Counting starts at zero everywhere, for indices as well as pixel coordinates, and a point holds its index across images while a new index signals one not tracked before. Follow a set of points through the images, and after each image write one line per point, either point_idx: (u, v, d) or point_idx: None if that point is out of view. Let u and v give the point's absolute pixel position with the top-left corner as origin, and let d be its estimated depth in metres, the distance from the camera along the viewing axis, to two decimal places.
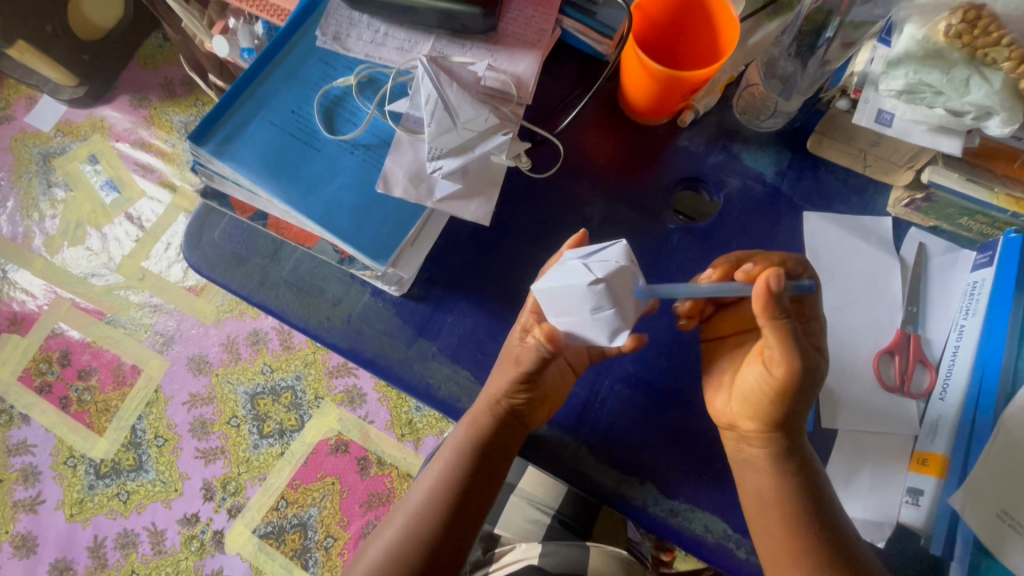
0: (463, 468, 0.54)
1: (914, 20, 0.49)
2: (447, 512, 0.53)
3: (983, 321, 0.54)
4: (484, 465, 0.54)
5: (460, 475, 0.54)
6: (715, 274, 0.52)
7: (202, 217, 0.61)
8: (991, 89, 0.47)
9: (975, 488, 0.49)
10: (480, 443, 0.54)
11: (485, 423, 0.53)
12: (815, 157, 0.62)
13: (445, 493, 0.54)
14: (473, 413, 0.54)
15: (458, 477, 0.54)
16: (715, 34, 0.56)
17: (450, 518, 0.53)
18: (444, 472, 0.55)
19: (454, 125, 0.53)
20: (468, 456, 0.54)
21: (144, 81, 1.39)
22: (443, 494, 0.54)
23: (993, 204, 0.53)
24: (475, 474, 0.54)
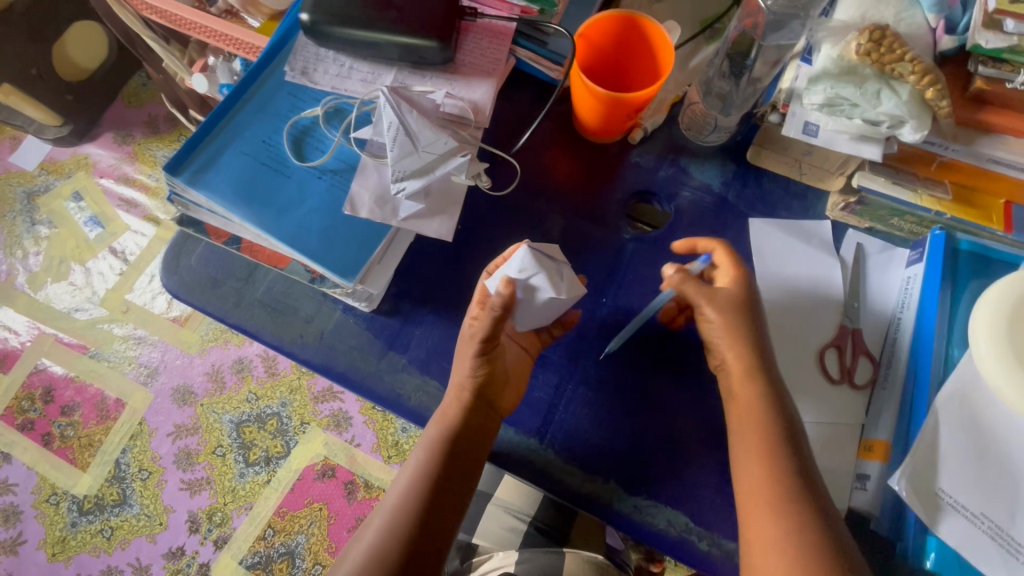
0: (430, 473, 0.55)
1: (828, 40, 0.54)
2: (417, 517, 0.54)
3: (916, 313, 0.57)
4: (453, 468, 0.55)
5: (429, 480, 0.55)
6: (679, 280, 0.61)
7: (179, 244, 0.64)
8: (899, 100, 0.51)
9: (916, 470, 0.50)
10: (447, 446, 0.55)
11: (454, 415, 0.55)
12: (758, 168, 0.67)
13: (414, 499, 0.55)
14: (444, 407, 0.56)
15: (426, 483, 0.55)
16: (655, 58, 0.61)
17: (420, 522, 0.54)
18: (412, 479, 0.56)
19: (416, 148, 0.57)
20: (435, 460, 0.55)
21: (128, 118, 1.43)
22: (412, 500, 0.55)
23: (918, 204, 0.57)
24: (443, 478, 0.55)
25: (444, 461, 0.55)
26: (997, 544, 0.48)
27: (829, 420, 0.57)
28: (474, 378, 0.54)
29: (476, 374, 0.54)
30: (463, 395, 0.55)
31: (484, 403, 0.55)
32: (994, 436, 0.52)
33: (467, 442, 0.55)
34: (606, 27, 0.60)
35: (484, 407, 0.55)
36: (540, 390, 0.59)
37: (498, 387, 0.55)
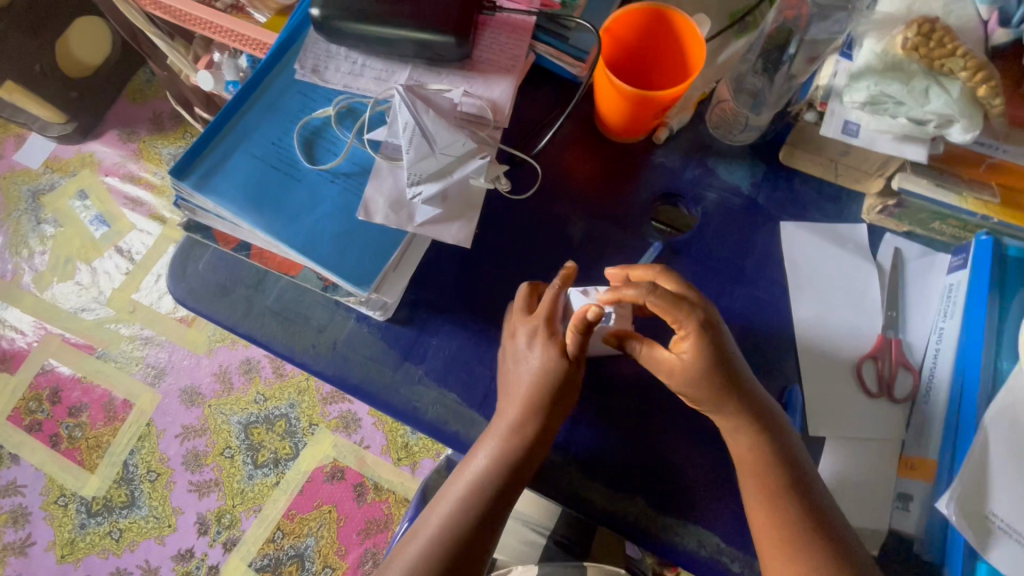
0: (480, 499, 0.52)
1: (872, 34, 0.50)
2: (462, 545, 0.51)
3: (961, 323, 0.54)
4: (503, 497, 0.52)
5: (475, 506, 0.52)
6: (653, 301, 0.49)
7: (186, 250, 0.61)
8: (949, 97, 0.48)
9: (963, 493, 0.48)
10: (503, 473, 0.51)
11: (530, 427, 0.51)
12: (789, 168, 0.64)
13: (460, 526, 0.51)
14: (515, 417, 0.52)
15: (474, 510, 0.52)
16: (683, 53, 0.58)
17: (463, 550, 0.51)
18: (458, 504, 0.52)
19: (433, 151, 0.54)
20: (487, 487, 0.52)
21: (133, 115, 1.40)
22: (457, 527, 0.51)
23: (964, 207, 0.54)
24: (492, 506, 0.52)
25: (497, 487, 0.52)
26: None
27: (867, 437, 0.54)
28: (541, 403, 0.51)
29: (545, 397, 0.51)
30: (527, 422, 0.51)
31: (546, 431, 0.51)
32: None
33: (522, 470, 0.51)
34: (632, 21, 0.57)
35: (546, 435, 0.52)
36: None
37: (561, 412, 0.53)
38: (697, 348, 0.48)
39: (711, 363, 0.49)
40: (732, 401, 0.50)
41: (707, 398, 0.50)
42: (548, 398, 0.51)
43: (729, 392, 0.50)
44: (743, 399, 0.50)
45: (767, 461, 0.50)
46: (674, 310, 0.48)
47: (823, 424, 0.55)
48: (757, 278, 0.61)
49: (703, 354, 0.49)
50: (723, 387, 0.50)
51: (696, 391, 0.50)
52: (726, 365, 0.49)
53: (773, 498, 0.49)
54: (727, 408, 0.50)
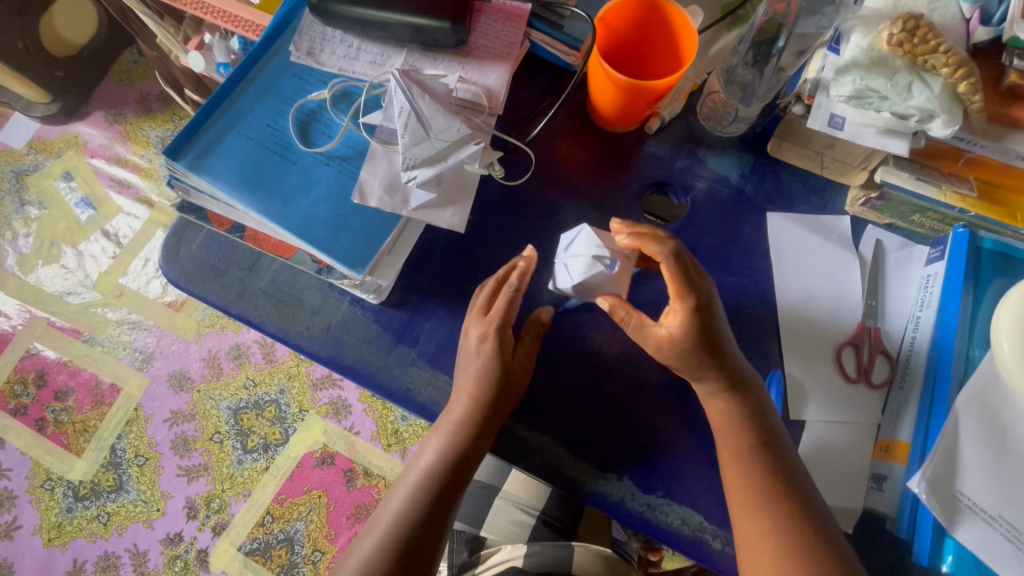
0: (432, 489, 0.54)
1: (859, 29, 0.52)
2: (412, 538, 0.52)
3: (936, 311, 0.56)
4: (453, 486, 0.54)
5: (426, 498, 0.53)
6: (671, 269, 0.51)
7: (178, 231, 0.61)
8: (931, 93, 0.50)
9: (936, 474, 0.49)
10: (451, 463, 0.54)
11: (480, 403, 0.53)
12: (777, 160, 0.65)
13: (411, 518, 0.53)
14: (466, 395, 0.53)
15: (424, 502, 0.53)
16: (676, 45, 0.59)
17: (414, 543, 0.52)
18: (409, 498, 0.54)
19: (427, 136, 0.55)
20: (439, 476, 0.54)
21: (119, 97, 1.38)
22: (408, 519, 0.53)
23: (942, 200, 0.56)
24: (441, 496, 0.54)
25: (445, 478, 0.54)
26: (1014, 546, 0.47)
27: (844, 420, 0.57)
28: (485, 395, 0.53)
29: (487, 391, 0.53)
30: (478, 398, 0.53)
31: (489, 423, 0.53)
32: (1010, 436, 0.51)
33: (469, 459, 0.54)
34: (627, 11, 0.57)
35: (491, 426, 0.53)
36: (552, 386, 0.57)
37: (510, 399, 0.54)
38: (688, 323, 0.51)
39: (699, 340, 0.51)
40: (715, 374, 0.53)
41: (690, 370, 0.53)
42: (491, 388, 0.53)
43: (710, 365, 0.52)
44: (724, 371, 0.52)
45: (744, 432, 0.52)
46: (681, 282, 0.51)
47: (803, 408, 0.57)
48: (743, 267, 0.62)
49: (693, 332, 0.51)
50: (705, 361, 0.52)
51: (681, 362, 0.53)
52: (715, 343, 0.52)
53: (754, 476, 0.51)
54: (705, 377, 0.53)
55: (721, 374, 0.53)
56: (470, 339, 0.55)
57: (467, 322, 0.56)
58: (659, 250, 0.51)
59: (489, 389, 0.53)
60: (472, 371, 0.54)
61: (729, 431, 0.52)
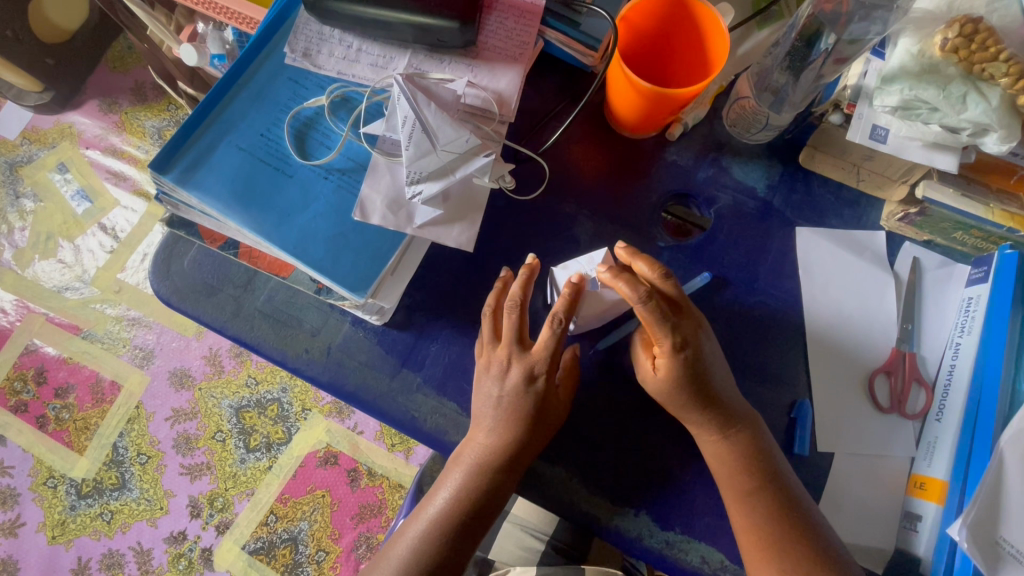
0: (447, 527, 0.50)
1: (909, 32, 0.47)
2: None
3: (979, 339, 0.52)
4: (469, 531, 0.51)
5: (440, 542, 0.50)
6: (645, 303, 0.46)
7: (169, 246, 0.58)
8: (988, 105, 0.45)
9: (975, 519, 0.45)
10: (468, 507, 0.51)
11: (506, 441, 0.50)
12: (807, 171, 0.61)
13: (421, 561, 0.50)
14: (491, 432, 0.50)
15: (436, 544, 0.50)
16: (704, 46, 0.54)
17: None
18: (423, 535, 0.51)
19: (434, 148, 0.50)
20: (456, 514, 0.51)
21: (114, 84, 1.33)
22: (419, 556, 0.50)
23: (989, 219, 0.52)
24: (461, 535, 0.51)
25: (461, 523, 0.51)
26: None
27: (876, 454, 0.54)
28: (513, 440, 0.50)
29: (515, 435, 0.50)
30: (504, 434, 0.50)
31: (512, 466, 0.50)
32: None
33: (487, 504, 0.51)
34: (650, 8, 0.52)
35: (513, 470, 0.50)
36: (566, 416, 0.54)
37: (541, 439, 0.51)
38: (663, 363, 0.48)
39: (682, 382, 0.48)
40: (690, 413, 0.50)
41: (671, 408, 0.50)
42: (514, 421, 0.50)
43: (694, 406, 0.49)
44: (712, 412, 0.49)
45: (764, 465, 0.49)
46: (657, 322, 0.47)
47: (832, 440, 0.54)
48: (771, 285, 0.58)
49: (678, 374, 0.48)
50: (683, 401, 0.49)
51: (667, 402, 0.50)
52: (699, 386, 0.49)
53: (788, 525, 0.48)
54: (686, 415, 0.50)
55: (716, 405, 0.49)
56: (512, 376, 0.50)
57: (506, 355, 0.51)
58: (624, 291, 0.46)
59: (515, 425, 0.50)
60: (497, 407, 0.50)
61: (736, 482, 0.49)
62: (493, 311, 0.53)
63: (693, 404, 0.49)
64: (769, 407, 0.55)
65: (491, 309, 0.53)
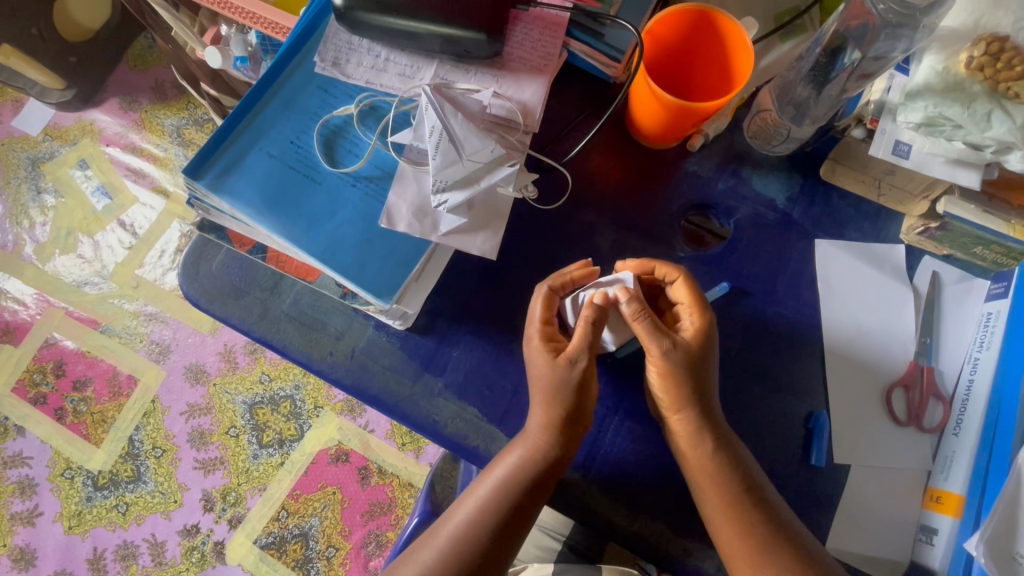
0: (477, 535, 0.51)
1: (935, 50, 0.48)
2: None
3: (998, 354, 0.53)
4: (494, 546, 0.51)
5: (464, 553, 0.50)
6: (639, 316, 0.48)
7: (198, 249, 0.59)
8: (1013, 123, 0.46)
9: (992, 535, 0.45)
10: (496, 519, 0.51)
11: (543, 450, 0.50)
12: (827, 184, 0.61)
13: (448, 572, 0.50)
14: (529, 439, 0.51)
15: (468, 551, 0.50)
16: (728, 60, 0.55)
17: None
18: (452, 542, 0.51)
19: (460, 157, 0.51)
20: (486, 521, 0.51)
21: (134, 83, 1.35)
22: (448, 562, 0.50)
23: (1010, 235, 0.52)
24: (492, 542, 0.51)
25: (486, 536, 0.51)
26: None
27: (892, 467, 0.54)
28: (545, 456, 0.50)
29: (549, 451, 0.50)
30: (540, 442, 0.50)
31: (542, 481, 0.50)
32: None
33: (514, 518, 0.51)
34: (675, 21, 0.53)
35: (547, 478, 0.51)
36: None
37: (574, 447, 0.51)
38: (669, 359, 0.49)
39: (677, 387, 0.49)
40: (698, 411, 0.49)
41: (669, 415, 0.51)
42: (549, 431, 0.50)
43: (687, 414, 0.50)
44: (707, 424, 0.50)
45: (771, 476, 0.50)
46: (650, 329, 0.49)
47: (848, 452, 0.54)
48: (789, 297, 0.59)
49: (674, 379, 0.49)
50: (692, 394, 0.49)
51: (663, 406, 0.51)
52: (695, 394, 0.49)
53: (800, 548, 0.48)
54: (688, 416, 0.50)
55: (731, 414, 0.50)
56: (555, 363, 0.50)
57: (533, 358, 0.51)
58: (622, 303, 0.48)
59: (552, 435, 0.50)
60: (535, 415, 0.51)
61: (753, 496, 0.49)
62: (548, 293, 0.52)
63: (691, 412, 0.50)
64: (785, 418, 0.55)
65: (549, 286, 0.52)
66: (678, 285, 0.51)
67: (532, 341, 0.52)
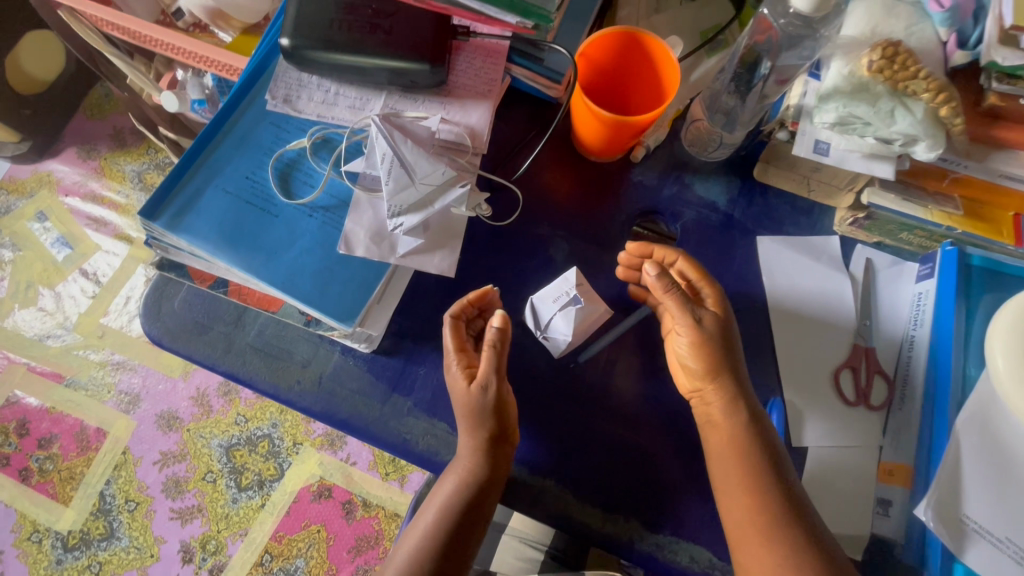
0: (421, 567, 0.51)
1: (839, 56, 0.52)
2: None
3: (931, 331, 0.56)
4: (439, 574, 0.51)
5: None
6: (669, 288, 0.53)
7: (159, 288, 0.59)
8: (914, 118, 0.50)
9: (939, 498, 0.49)
10: (439, 547, 0.52)
11: (478, 474, 0.52)
12: (763, 184, 0.65)
13: None
14: (463, 464, 0.52)
15: None
16: (658, 76, 0.59)
17: None
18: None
19: (412, 181, 0.54)
20: (429, 550, 0.51)
21: (92, 131, 1.35)
22: None
23: (930, 220, 0.56)
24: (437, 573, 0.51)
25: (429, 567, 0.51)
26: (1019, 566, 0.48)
27: (847, 445, 0.56)
28: (475, 478, 0.52)
29: (479, 471, 0.52)
30: (476, 466, 0.52)
31: (479, 502, 0.52)
32: (1017, 464, 0.50)
33: (456, 544, 0.52)
34: (606, 44, 0.57)
35: (484, 501, 0.52)
36: (555, 435, 0.56)
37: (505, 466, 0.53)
38: (699, 325, 0.53)
39: (710, 349, 0.53)
40: (732, 377, 0.52)
41: (706, 384, 0.53)
42: (482, 454, 0.52)
43: (722, 376, 0.52)
44: (739, 386, 0.52)
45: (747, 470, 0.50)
46: (679, 299, 0.53)
47: (806, 435, 0.56)
48: (737, 292, 0.62)
49: (705, 341, 0.53)
50: (722, 362, 0.53)
51: (697, 374, 0.53)
52: (724, 356, 0.53)
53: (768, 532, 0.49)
54: (720, 383, 0.52)
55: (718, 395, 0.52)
56: (471, 391, 0.51)
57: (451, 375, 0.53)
58: (651, 276, 0.53)
59: (483, 458, 0.52)
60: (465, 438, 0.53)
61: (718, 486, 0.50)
62: (454, 322, 0.54)
63: (727, 373, 0.53)
64: None
65: (454, 316, 0.54)
66: (679, 264, 0.56)
67: (451, 370, 0.53)
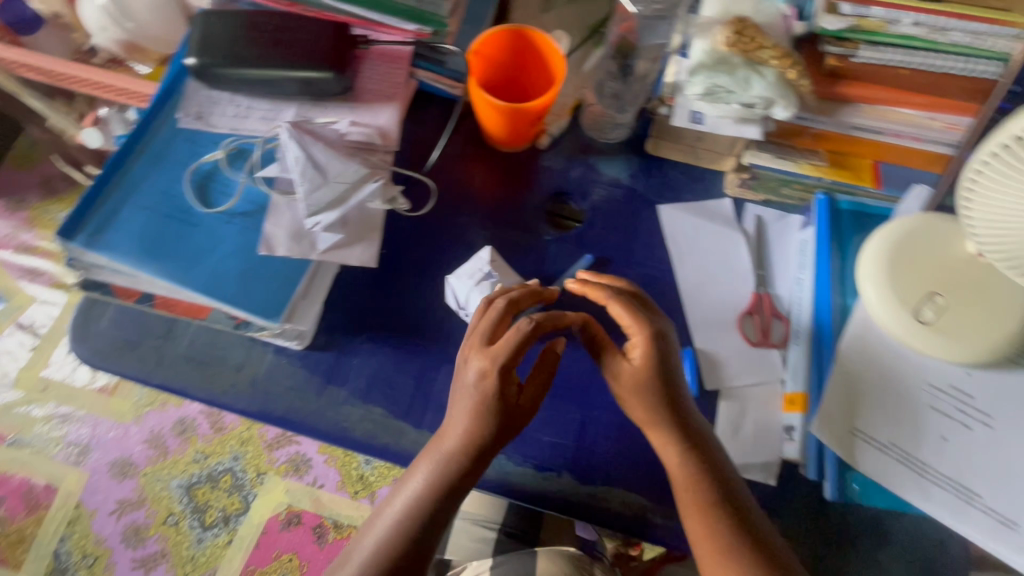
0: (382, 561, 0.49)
1: (700, 35, 0.58)
2: None
3: (813, 273, 0.63)
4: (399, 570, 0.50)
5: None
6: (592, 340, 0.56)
7: (86, 310, 0.60)
8: (767, 82, 0.56)
9: (827, 415, 0.57)
10: (405, 539, 0.50)
11: (456, 465, 0.51)
12: (658, 158, 0.71)
13: None
14: (440, 455, 0.52)
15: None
16: (548, 68, 0.64)
17: None
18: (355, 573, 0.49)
19: (326, 180, 0.57)
20: (394, 544, 0.50)
21: (19, 182, 1.32)
22: None
23: (801, 172, 0.64)
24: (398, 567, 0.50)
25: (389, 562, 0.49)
26: (902, 464, 0.55)
27: (753, 382, 0.61)
28: (455, 468, 0.51)
29: (459, 461, 0.51)
30: (457, 456, 0.51)
31: (455, 493, 0.51)
32: (896, 379, 0.58)
33: (421, 540, 0.50)
34: (498, 42, 0.63)
35: (458, 492, 0.51)
36: None
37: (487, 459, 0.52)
38: (624, 375, 0.53)
39: (639, 399, 0.53)
40: (666, 424, 0.52)
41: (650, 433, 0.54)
42: (472, 448, 0.51)
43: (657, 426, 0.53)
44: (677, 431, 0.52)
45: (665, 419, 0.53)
46: (602, 347, 0.55)
47: (716, 378, 0.61)
48: (646, 258, 0.67)
49: (631, 392, 0.53)
50: (654, 411, 0.52)
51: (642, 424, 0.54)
52: (655, 403, 0.52)
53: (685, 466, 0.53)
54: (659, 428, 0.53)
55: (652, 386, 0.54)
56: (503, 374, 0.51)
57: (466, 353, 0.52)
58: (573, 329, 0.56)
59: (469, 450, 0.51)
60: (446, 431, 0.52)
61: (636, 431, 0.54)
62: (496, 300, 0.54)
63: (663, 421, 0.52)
64: None
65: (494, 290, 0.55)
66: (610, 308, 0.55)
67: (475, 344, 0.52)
